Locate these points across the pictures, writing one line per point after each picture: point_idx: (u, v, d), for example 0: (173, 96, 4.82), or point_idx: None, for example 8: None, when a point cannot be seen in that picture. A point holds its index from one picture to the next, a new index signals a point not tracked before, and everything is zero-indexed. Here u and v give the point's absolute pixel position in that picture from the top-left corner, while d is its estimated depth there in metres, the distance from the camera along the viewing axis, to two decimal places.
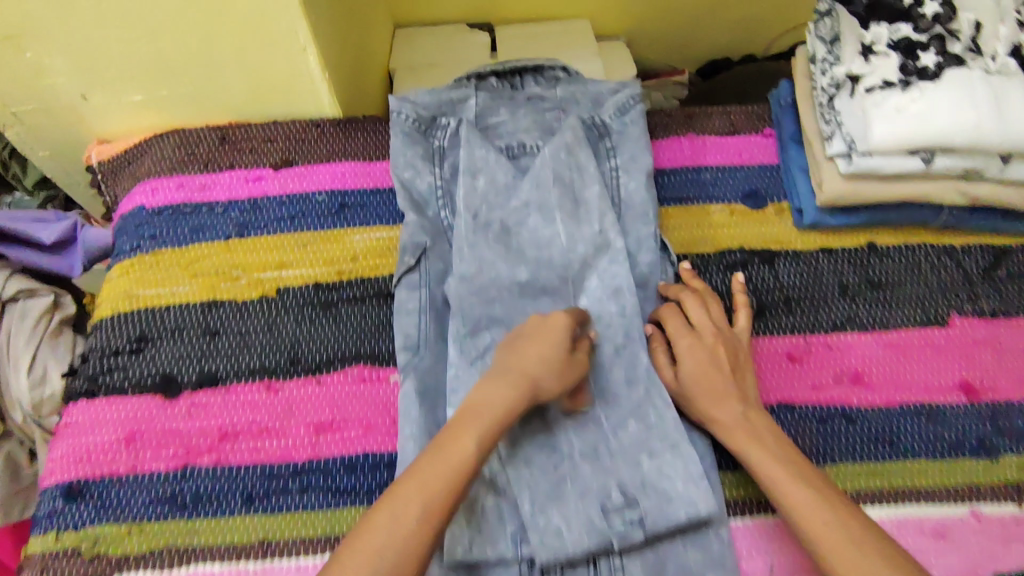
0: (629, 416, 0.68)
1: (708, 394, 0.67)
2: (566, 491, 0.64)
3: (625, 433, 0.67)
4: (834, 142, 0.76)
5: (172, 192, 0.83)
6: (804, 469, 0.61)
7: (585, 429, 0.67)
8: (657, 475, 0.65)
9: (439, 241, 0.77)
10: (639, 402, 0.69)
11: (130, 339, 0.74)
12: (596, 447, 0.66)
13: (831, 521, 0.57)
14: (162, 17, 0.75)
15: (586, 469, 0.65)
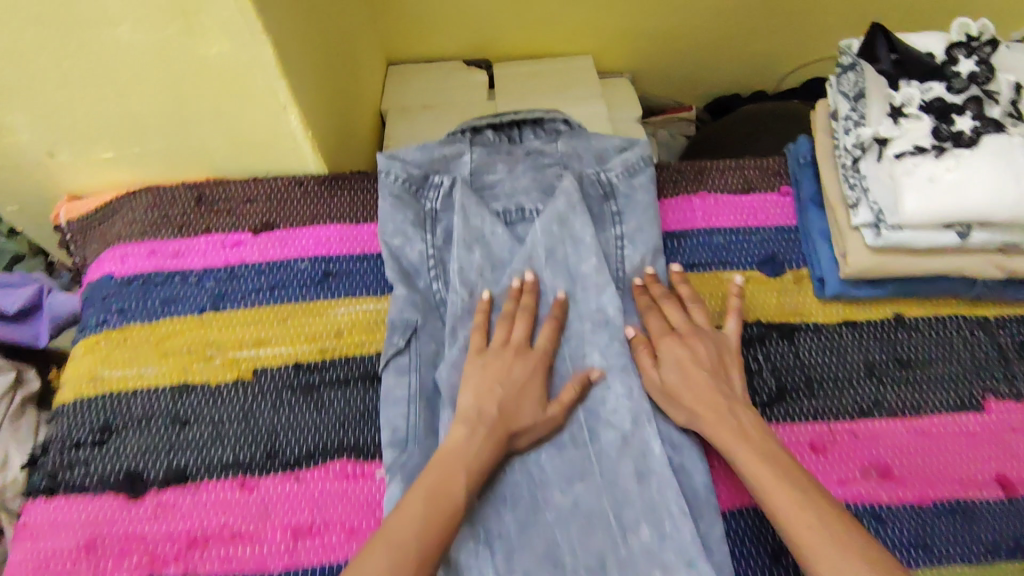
0: (642, 518, 0.61)
1: (688, 389, 0.65)
2: None
3: (637, 540, 0.61)
4: (860, 212, 0.69)
5: (142, 260, 0.77)
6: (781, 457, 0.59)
7: (589, 540, 0.61)
8: None
9: (430, 318, 0.71)
10: (654, 502, 0.62)
11: (94, 430, 0.69)
12: (603, 559, 0.60)
13: (827, 545, 0.52)
14: (130, 76, 0.69)
15: None
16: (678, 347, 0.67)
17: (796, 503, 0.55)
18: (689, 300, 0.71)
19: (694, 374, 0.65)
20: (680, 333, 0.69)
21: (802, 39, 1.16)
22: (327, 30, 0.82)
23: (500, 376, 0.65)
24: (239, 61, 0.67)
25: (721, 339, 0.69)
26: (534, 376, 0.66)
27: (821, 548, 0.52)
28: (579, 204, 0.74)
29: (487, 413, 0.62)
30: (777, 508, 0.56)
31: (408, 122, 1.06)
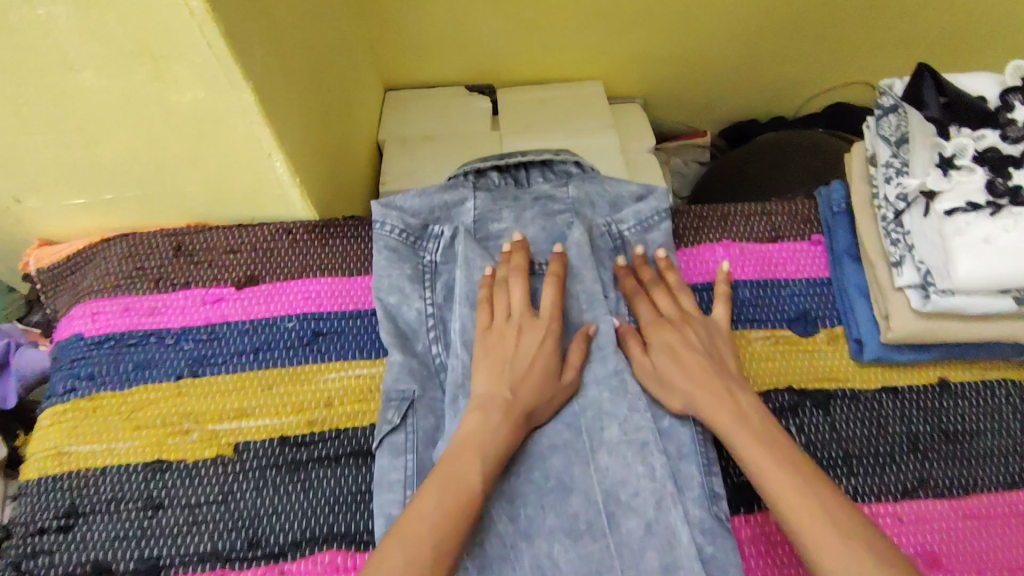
0: None
1: (680, 365, 0.62)
2: None
3: None
4: (904, 271, 0.63)
5: (114, 318, 0.71)
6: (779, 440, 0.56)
7: None
8: None
9: (429, 385, 0.65)
10: None
11: (59, 514, 0.62)
12: None
13: (832, 534, 0.49)
14: (98, 121, 0.62)
15: None
16: (668, 333, 0.65)
17: (795, 487, 0.52)
18: (676, 286, 0.69)
19: (687, 361, 0.63)
20: (670, 317, 0.67)
21: (823, 63, 1.10)
22: (318, 65, 0.76)
23: (509, 352, 0.63)
24: (217, 107, 0.61)
25: (710, 325, 0.66)
26: (544, 342, 0.63)
27: (824, 538, 0.49)
28: (589, 256, 0.69)
29: (500, 394, 0.60)
30: (782, 502, 0.52)
31: (406, 154, 0.99)
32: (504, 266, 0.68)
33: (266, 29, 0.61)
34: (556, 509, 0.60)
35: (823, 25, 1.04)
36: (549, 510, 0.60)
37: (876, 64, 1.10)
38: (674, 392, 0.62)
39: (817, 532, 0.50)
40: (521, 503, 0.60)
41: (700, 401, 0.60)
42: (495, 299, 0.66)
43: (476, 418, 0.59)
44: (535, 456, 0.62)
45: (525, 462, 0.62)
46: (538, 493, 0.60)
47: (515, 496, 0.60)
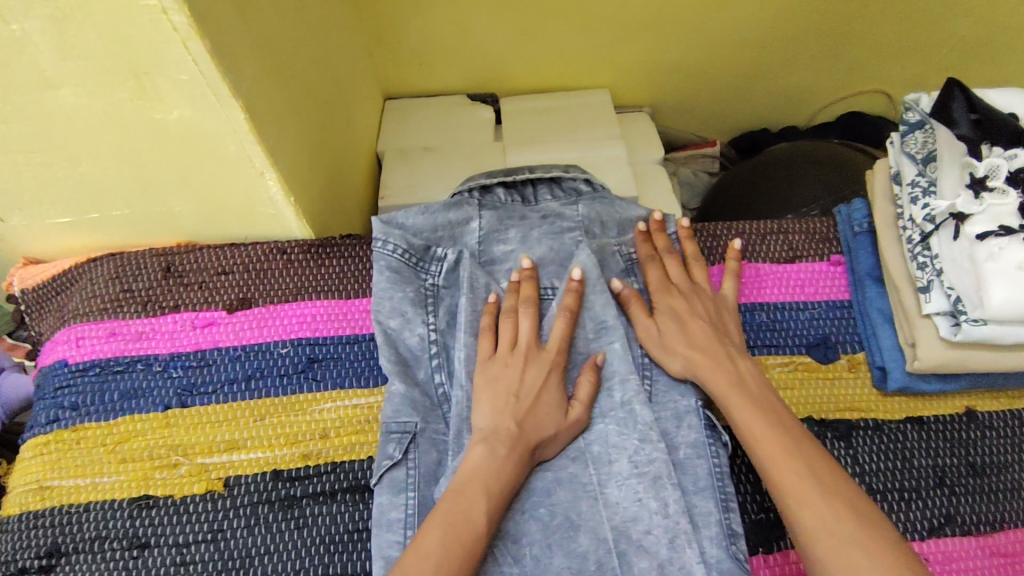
0: None
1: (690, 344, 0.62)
2: None
3: None
4: (932, 297, 0.60)
5: (100, 343, 0.67)
6: (792, 433, 0.55)
7: None
8: None
9: (431, 417, 0.62)
10: None
11: (39, 554, 0.59)
12: None
13: (846, 537, 0.48)
14: (83, 139, 0.59)
15: None
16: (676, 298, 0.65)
17: (791, 462, 0.53)
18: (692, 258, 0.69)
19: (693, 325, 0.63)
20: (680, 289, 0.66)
21: (838, 71, 1.06)
22: (313, 77, 0.72)
23: (515, 385, 0.60)
24: (205, 125, 0.58)
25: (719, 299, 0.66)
26: (551, 380, 0.61)
27: (807, 496, 0.51)
28: (598, 280, 0.66)
29: (506, 429, 0.57)
30: (793, 503, 0.51)
31: (406, 166, 0.95)
32: (511, 296, 0.65)
33: (257, 42, 0.58)
34: (564, 549, 0.56)
35: (838, 32, 1.00)
36: (558, 550, 0.56)
37: (893, 71, 1.06)
38: (673, 354, 0.62)
39: (813, 511, 0.50)
40: (526, 542, 0.56)
41: (702, 366, 0.60)
42: (500, 328, 0.64)
43: (477, 453, 0.56)
44: (540, 491, 0.58)
45: (530, 499, 0.58)
46: (545, 531, 0.56)
47: (520, 536, 0.56)
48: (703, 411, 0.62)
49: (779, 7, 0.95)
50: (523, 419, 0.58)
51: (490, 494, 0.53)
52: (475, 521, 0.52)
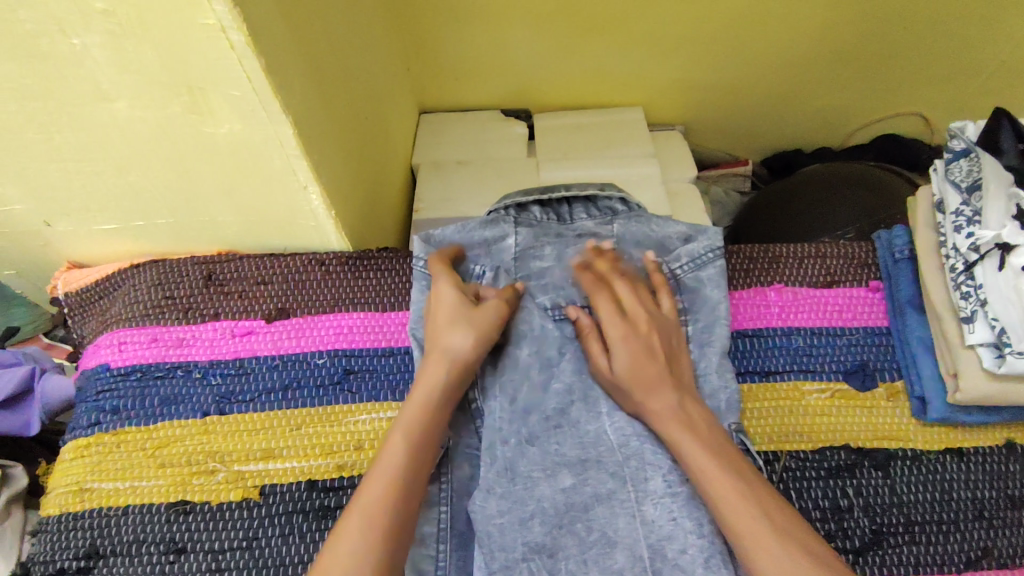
0: None
1: (640, 385, 0.58)
2: None
3: None
4: (975, 328, 0.59)
5: (142, 349, 0.68)
6: (735, 463, 0.52)
7: None
8: None
9: (464, 430, 0.63)
10: None
11: (78, 555, 0.60)
12: None
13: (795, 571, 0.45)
14: (132, 149, 0.61)
15: None
16: (622, 331, 0.60)
17: (739, 496, 0.50)
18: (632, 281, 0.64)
19: (645, 362, 0.59)
20: (632, 320, 0.61)
21: (874, 93, 1.06)
22: (356, 91, 0.73)
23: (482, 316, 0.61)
24: (252, 138, 0.59)
25: (664, 321, 0.62)
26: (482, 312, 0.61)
27: (761, 535, 0.47)
28: None
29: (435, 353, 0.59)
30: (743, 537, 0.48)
31: (440, 180, 0.96)
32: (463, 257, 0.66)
33: (305, 58, 0.59)
34: (599, 566, 0.55)
35: (878, 54, 0.99)
36: (593, 566, 0.55)
37: (934, 94, 1.05)
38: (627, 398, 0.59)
39: (768, 553, 0.46)
40: (562, 557, 0.56)
41: (652, 408, 0.57)
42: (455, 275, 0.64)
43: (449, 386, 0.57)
44: (579, 506, 0.58)
45: (568, 514, 0.57)
46: (580, 546, 0.56)
47: (557, 550, 0.56)
48: (741, 437, 0.60)
49: (817, 29, 0.95)
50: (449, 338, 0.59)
51: (408, 428, 0.54)
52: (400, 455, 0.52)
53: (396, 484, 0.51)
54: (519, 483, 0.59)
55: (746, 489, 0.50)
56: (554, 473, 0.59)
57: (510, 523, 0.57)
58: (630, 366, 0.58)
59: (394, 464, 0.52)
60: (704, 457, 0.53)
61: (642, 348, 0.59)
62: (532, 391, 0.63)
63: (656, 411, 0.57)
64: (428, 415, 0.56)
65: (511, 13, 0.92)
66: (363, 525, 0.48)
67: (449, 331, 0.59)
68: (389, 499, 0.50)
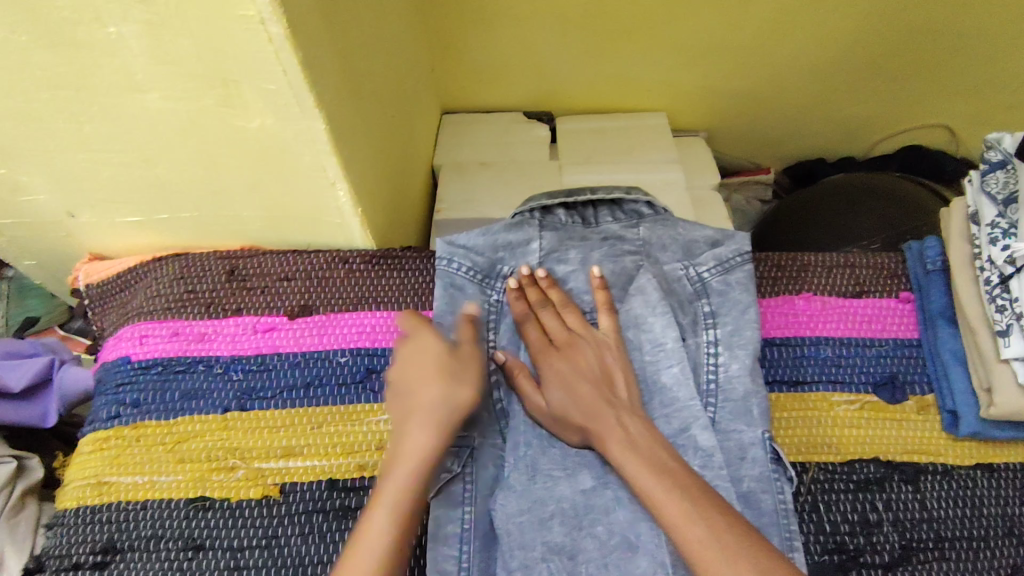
0: None
1: (578, 405, 0.58)
2: None
3: None
4: (1011, 341, 0.58)
5: (163, 343, 0.68)
6: (672, 467, 0.53)
7: None
8: None
9: (488, 431, 0.61)
10: None
11: (95, 550, 0.60)
12: None
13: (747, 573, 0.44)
14: (159, 140, 0.61)
15: None
16: (558, 361, 0.62)
17: (664, 491, 0.51)
18: (562, 305, 0.65)
19: (576, 386, 0.59)
20: (557, 345, 0.63)
21: (900, 103, 1.05)
22: (385, 90, 0.73)
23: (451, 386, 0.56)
24: (284, 134, 0.59)
25: (598, 340, 0.63)
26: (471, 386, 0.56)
27: (687, 527, 0.48)
28: (658, 303, 0.65)
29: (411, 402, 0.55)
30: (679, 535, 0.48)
31: (462, 180, 0.96)
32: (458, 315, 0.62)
33: (339, 55, 0.59)
34: (621, 570, 0.54)
35: (906, 65, 0.99)
36: (614, 570, 0.54)
37: (962, 107, 1.04)
38: (568, 426, 0.59)
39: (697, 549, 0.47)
40: (583, 560, 0.55)
41: (591, 432, 0.57)
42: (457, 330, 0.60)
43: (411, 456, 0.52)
44: (599, 507, 0.57)
45: (589, 516, 0.56)
46: (601, 549, 0.55)
47: (577, 552, 0.55)
48: (769, 444, 0.60)
49: (847, 37, 0.95)
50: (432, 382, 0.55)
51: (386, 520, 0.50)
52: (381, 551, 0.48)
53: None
54: (540, 481, 0.58)
55: (674, 487, 0.51)
56: (575, 472, 0.59)
57: (530, 522, 0.56)
58: (561, 394, 0.59)
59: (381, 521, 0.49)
60: (649, 477, 0.52)
61: (565, 371, 0.61)
62: None
63: (593, 430, 0.57)
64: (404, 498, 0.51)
65: (538, 14, 0.92)
66: None
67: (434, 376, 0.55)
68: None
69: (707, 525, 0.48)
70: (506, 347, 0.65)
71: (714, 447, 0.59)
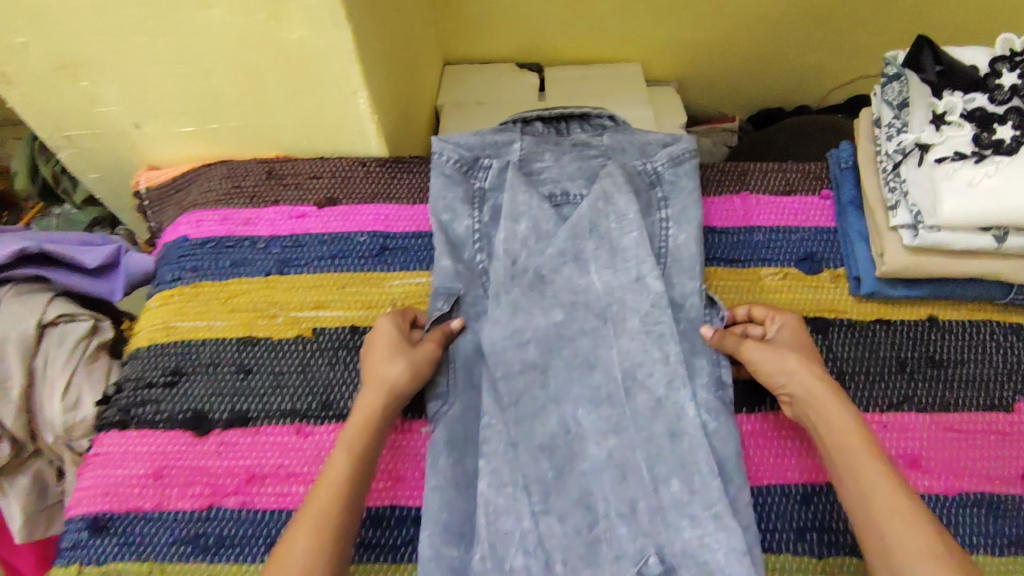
0: (675, 474, 0.65)
1: (824, 398, 0.64)
2: (601, 552, 0.63)
3: (668, 491, 0.64)
4: (898, 213, 0.72)
5: (216, 225, 0.83)
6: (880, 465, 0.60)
7: (623, 487, 0.65)
8: (699, 543, 0.62)
9: (473, 282, 0.76)
10: (687, 460, 0.65)
11: (165, 372, 0.73)
12: (634, 505, 0.64)
13: None
14: (216, 54, 0.76)
15: (623, 530, 0.63)
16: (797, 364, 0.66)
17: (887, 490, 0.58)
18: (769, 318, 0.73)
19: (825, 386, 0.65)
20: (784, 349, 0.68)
21: (844, 56, 1.20)
22: (397, 22, 0.88)
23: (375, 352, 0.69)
24: (318, 44, 0.74)
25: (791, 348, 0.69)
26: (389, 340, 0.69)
27: (906, 535, 0.55)
28: (624, 184, 0.77)
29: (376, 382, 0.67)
30: (895, 535, 0.55)
31: (461, 117, 1.11)
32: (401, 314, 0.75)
33: None
34: (581, 379, 0.70)
35: (849, 18, 1.13)
36: (575, 381, 0.70)
37: None
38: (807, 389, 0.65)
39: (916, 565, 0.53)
40: (551, 373, 0.70)
41: (826, 411, 0.63)
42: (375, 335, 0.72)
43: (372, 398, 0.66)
44: (567, 335, 0.71)
45: (558, 341, 0.71)
46: (565, 367, 0.70)
47: (547, 368, 0.70)
48: (703, 289, 0.74)
49: None
50: (383, 368, 0.67)
51: (348, 445, 0.63)
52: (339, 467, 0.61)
53: (336, 503, 0.59)
54: (518, 316, 0.72)
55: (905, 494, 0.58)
56: (549, 310, 0.72)
57: (510, 344, 0.70)
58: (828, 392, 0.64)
59: (336, 484, 0.60)
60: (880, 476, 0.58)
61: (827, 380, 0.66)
62: (531, 254, 0.75)
63: (832, 419, 0.63)
64: (360, 435, 0.64)
65: None
66: (318, 528, 0.57)
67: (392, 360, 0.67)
68: (332, 512, 0.59)
69: (910, 531, 0.55)
70: (488, 217, 0.79)
71: (664, 292, 0.72)
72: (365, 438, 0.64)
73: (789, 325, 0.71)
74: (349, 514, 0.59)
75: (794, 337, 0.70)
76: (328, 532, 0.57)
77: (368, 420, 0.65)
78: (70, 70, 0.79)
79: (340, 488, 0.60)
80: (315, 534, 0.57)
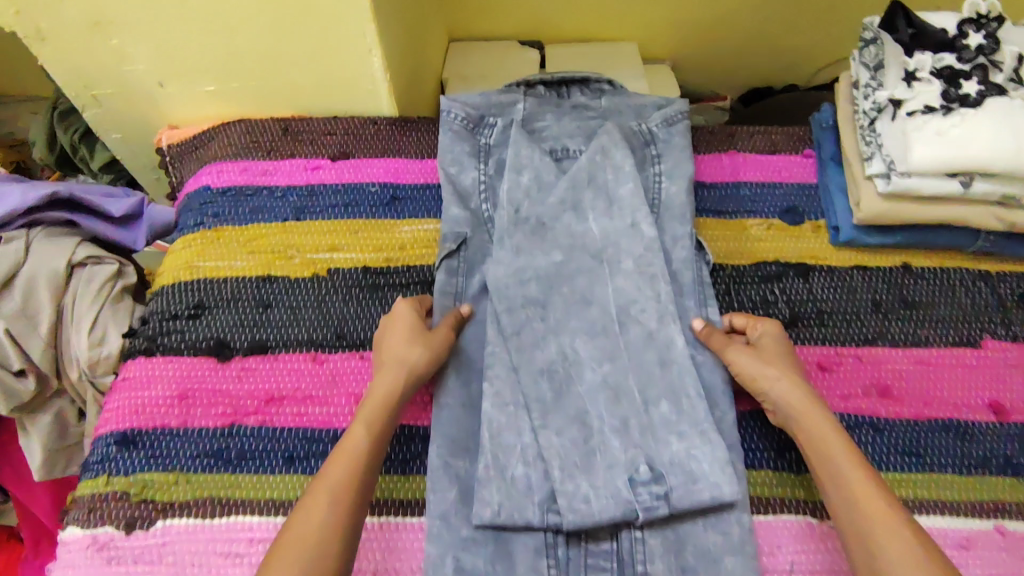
0: (664, 396, 0.70)
1: (805, 396, 0.66)
2: (596, 463, 0.67)
3: (656, 411, 0.70)
4: (873, 163, 0.77)
5: (236, 176, 0.88)
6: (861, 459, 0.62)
7: (616, 407, 0.70)
8: (686, 455, 0.67)
9: (478, 229, 0.82)
10: (674, 385, 0.71)
11: (189, 306, 0.78)
12: (627, 422, 0.69)
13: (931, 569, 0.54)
14: (240, 13, 0.81)
15: (616, 444, 0.68)
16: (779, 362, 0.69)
17: (865, 479, 0.60)
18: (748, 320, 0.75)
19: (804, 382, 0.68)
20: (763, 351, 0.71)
21: (830, 36, 1.26)
22: None
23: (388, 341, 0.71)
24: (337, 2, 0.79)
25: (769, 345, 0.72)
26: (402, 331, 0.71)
27: (887, 521, 0.57)
28: (620, 140, 0.83)
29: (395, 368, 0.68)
30: (873, 522, 0.57)
31: (466, 88, 1.17)
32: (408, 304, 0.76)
33: None
34: (578, 314, 0.75)
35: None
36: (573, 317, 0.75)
37: None
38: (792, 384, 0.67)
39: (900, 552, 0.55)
40: (551, 308, 0.75)
41: (802, 406, 0.66)
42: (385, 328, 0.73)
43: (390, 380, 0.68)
44: (566, 275, 0.76)
45: (557, 279, 0.76)
46: (564, 303, 0.75)
47: (547, 303, 0.75)
48: (693, 236, 0.80)
49: None
50: (404, 353, 0.69)
51: (366, 424, 0.65)
52: (356, 447, 0.63)
53: (353, 479, 0.61)
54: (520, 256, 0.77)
55: (881, 486, 0.60)
56: (550, 250, 0.78)
57: (513, 282, 0.76)
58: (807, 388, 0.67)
59: (353, 463, 0.62)
60: (857, 470, 0.61)
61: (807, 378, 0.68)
62: (533, 202, 0.80)
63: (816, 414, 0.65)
64: (379, 415, 0.65)
65: None
66: (332, 502, 0.59)
67: (404, 346, 0.69)
68: (347, 488, 0.60)
69: (884, 517, 0.57)
70: (492, 169, 0.85)
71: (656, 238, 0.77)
72: (379, 420, 0.65)
73: (769, 328, 0.73)
74: (362, 488, 0.61)
75: (773, 341, 0.72)
76: (340, 507, 0.59)
77: (381, 406, 0.66)
78: (101, 27, 0.84)
79: (356, 465, 0.62)
80: (329, 511, 0.58)
